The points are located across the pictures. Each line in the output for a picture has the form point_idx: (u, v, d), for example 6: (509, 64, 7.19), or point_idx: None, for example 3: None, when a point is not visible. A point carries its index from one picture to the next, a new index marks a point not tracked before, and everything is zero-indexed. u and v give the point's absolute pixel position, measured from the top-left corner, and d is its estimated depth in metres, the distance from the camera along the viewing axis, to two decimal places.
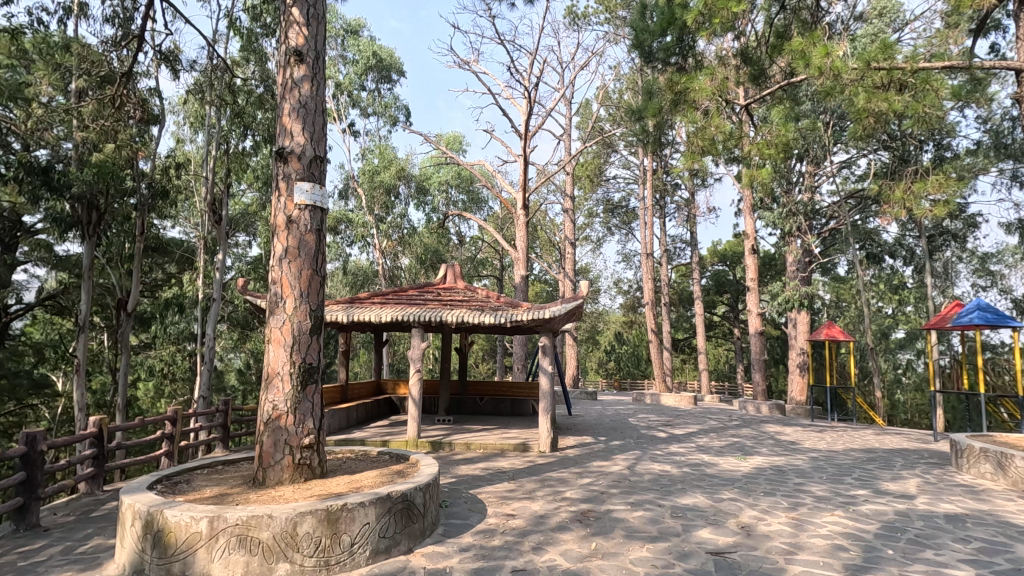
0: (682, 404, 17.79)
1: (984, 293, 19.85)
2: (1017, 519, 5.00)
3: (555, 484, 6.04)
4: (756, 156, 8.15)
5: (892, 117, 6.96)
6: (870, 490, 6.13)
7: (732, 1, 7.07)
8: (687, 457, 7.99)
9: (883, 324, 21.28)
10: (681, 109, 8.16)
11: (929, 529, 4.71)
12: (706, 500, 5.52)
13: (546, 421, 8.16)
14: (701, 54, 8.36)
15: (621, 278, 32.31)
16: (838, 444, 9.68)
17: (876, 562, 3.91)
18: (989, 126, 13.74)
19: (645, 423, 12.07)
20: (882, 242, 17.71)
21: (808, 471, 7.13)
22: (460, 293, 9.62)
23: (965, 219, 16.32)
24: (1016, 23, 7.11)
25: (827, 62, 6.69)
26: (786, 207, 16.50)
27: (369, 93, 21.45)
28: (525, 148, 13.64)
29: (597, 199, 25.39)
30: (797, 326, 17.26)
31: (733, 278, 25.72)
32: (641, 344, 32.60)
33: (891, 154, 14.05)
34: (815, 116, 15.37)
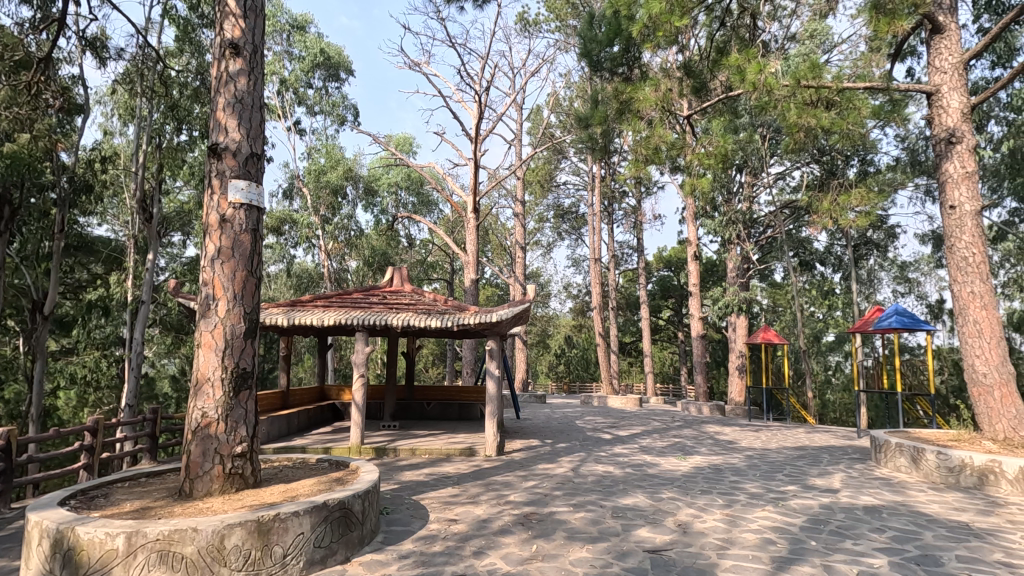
0: (629, 405, 18.22)
1: (903, 298, 21.32)
2: (926, 509, 5.39)
3: (499, 488, 6.04)
4: (698, 166, 8.44)
5: (820, 133, 7.42)
6: (799, 485, 6.46)
7: (675, 15, 7.29)
8: (630, 458, 8.17)
9: (815, 328, 22.50)
10: (626, 118, 8.44)
11: (849, 520, 5.01)
12: (646, 500, 5.66)
13: (492, 424, 8.14)
14: (647, 65, 8.62)
15: (570, 283, 32.80)
16: (772, 442, 10.17)
17: (801, 554, 4.10)
18: (907, 143, 14.77)
19: (592, 425, 12.28)
20: (814, 249, 18.79)
21: (743, 469, 7.44)
22: (407, 296, 9.45)
23: (886, 230, 17.51)
24: (929, 50, 7.68)
25: (761, 78, 7.02)
26: (726, 216, 17.25)
27: (315, 91, 20.91)
28: (476, 151, 13.63)
29: (547, 205, 25.65)
30: (736, 330, 17.98)
31: (678, 284, 26.61)
32: (590, 347, 33.21)
33: (821, 168, 14.90)
34: (753, 129, 16.15)
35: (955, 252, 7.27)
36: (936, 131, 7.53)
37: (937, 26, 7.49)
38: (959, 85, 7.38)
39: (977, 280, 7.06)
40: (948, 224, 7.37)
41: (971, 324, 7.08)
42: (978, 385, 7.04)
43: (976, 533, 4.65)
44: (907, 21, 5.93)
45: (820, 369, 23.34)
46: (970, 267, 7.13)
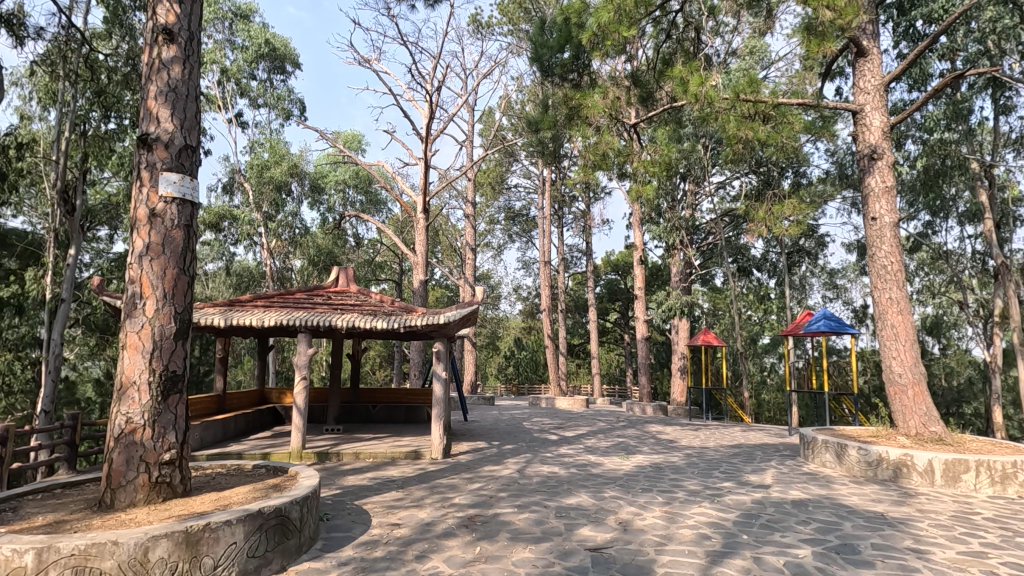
0: (576, 407, 18.49)
1: (831, 304, 22.66)
2: (847, 501, 5.74)
3: (444, 491, 5.99)
4: (643, 173, 8.67)
5: (757, 145, 7.82)
6: (734, 482, 6.75)
7: (623, 26, 7.46)
8: (576, 458, 8.29)
9: (751, 331, 23.62)
10: (575, 124, 8.60)
11: (778, 514, 5.28)
12: (589, 499, 5.76)
13: (438, 426, 8.07)
14: (595, 73, 8.78)
15: (520, 285, 33.02)
16: (710, 441, 10.58)
17: (733, 548, 4.28)
18: (836, 158, 15.72)
19: (539, 426, 12.38)
20: (751, 256, 19.72)
21: (683, 467, 7.70)
22: (352, 297, 9.23)
23: (817, 239, 18.59)
24: (856, 72, 8.19)
25: (702, 90, 7.26)
26: (670, 222, 17.80)
27: (259, 83, 20.15)
28: (426, 151, 13.47)
29: (498, 207, 25.71)
30: (679, 332, 18.54)
31: (625, 287, 27.29)
32: (538, 349, 33.54)
33: (759, 178, 15.62)
34: (696, 139, 16.78)
35: (876, 260, 7.80)
36: (860, 148, 8.06)
37: (861, 50, 8.02)
38: (880, 106, 7.93)
39: (895, 287, 7.60)
40: (871, 234, 7.88)
41: (889, 328, 7.61)
42: (895, 385, 7.57)
43: (889, 522, 5.00)
44: (835, 44, 6.30)
45: (756, 370, 24.51)
46: (888, 274, 7.67)
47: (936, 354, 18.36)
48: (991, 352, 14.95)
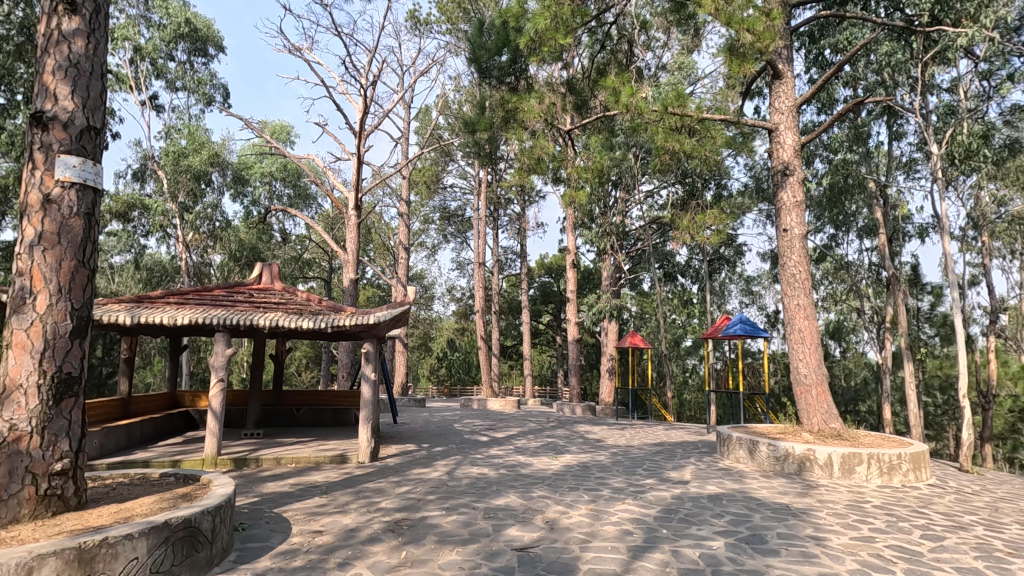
0: (507, 408, 18.59)
1: (747, 309, 24.13)
2: (757, 494, 6.13)
3: (370, 495, 5.84)
4: (576, 179, 8.86)
5: (682, 157, 8.20)
6: (655, 478, 7.03)
7: (560, 33, 7.59)
8: (505, 459, 8.33)
9: (675, 334, 24.74)
10: (511, 127, 8.68)
11: (695, 508, 5.55)
12: (518, 499, 5.81)
13: (366, 430, 7.87)
14: (532, 77, 8.92)
15: (454, 286, 32.82)
16: (635, 439, 10.95)
17: (653, 542, 4.46)
18: (753, 172, 16.77)
19: (470, 428, 12.35)
20: (676, 263, 20.64)
21: (608, 466, 7.93)
22: (276, 295, 8.81)
23: (735, 247, 19.76)
24: (773, 92, 8.76)
25: (632, 102, 7.56)
26: (602, 228, 18.32)
27: (177, 65, 18.84)
28: (359, 146, 13.10)
29: (433, 206, 25.45)
30: (608, 334, 18.98)
31: (557, 290, 27.80)
32: (471, 351, 33.49)
33: (685, 188, 16.38)
34: (627, 149, 17.37)
35: (786, 269, 8.38)
36: (774, 164, 8.64)
37: (777, 72, 8.59)
38: (792, 126, 8.55)
39: (802, 294, 8.20)
40: (783, 245, 8.44)
41: (797, 332, 8.20)
42: (801, 385, 8.16)
43: (793, 512, 5.38)
44: (754, 66, 6.71)
45: (678, 372, 25.68)
46: (797, 282, 8.26)
47: (837, 356, 19.97)
48: (882, 354, 16.47)
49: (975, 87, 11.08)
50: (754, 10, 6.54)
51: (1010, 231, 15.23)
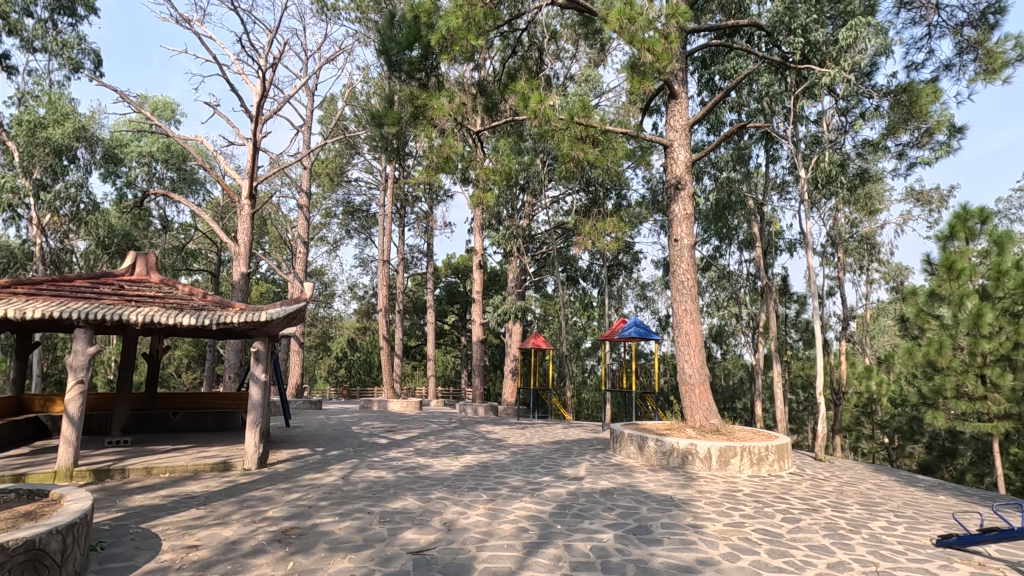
0: (408, 409, 18.26)
1: (642, 313, 25.60)
2: (645, 487, 6.51)
3: (255, 505, 5.47)
4: (485, 181, 8.92)
5: (586, 165, 8.51)
6: (552, 476, 7.24)
7: (472, 34, 7.60)
8: (404, 461, 8.17)
9: (576, 336, 25.69)
10: (420, 123, 8.55)
11: (588, 503, 5.78)
12: (416, 502, 5.72)
13: (252, 434, 7.35)
14: (443, 75, 8.86)
15: (356, 284, 31.71)
16: (534, 438, 11.20)
17: (548, 538, 4.58)
18: (650, 185, 17.83)
19: (369, 430, 11.98)
20: (578, 267, 21.42)
21: (507, 464, 8.04)
22: (151, 288, 7.98)
23: (633, 254, 20.92)
24: (669, 110, 9.37)
25: (540, 108, 7.81)
26: (509, 230, 18.60)
27: (36, 23, 16.51)
28: (256, 132, 12.26)
29: (336, 200, 24.40)
30: (512, 336, 19.29)
31: (463, 290, 27.81)
32: (373, 351, 32.54)
33: (589, 196, 17.05)
34: (535, 154, 17.74)
35: (676, 276, 8.99)
36: (668, 178, 9.25)
37: (673, 93, 9.20)
38: (684, 143, 9.20)
39: (689, 299, 8.85)
40: (674, 253, 9.04)
41: (684, 335, 8.82)
42: (686, 384, 8.78)
43: (676, 503, 5.78)
44: (653, 85, 7.13)
45: (578, 372, 26.68)
46: (685, 288, 8.90)
47: (718, 358, 21.78)
48: (756, 356, 18.20)
49: (835, 122, 12.55)
50: (654, 31, 6.94)
51: (859, 249, 17.46)
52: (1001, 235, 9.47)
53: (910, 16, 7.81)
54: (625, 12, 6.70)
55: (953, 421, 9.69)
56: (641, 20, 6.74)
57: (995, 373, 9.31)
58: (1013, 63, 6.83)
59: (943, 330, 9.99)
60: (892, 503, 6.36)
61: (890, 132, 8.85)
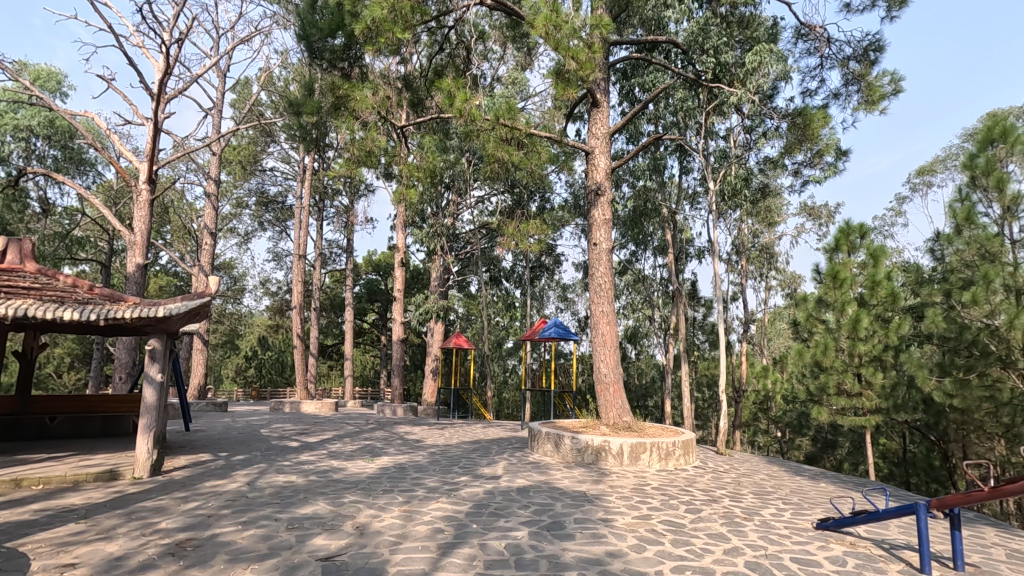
0: (323, 411, 17.61)
1: (562, 313, 26.22)
2: (560, 484, 6.67)
3: (146, 516, 5.04)
4: (408, 177, 8.75)
5: (511, 167, 8.58)
6: (469, 475, 7.25)
7: (398, 27, 7.44)
8: (316, 464, 7.85)
9: (498, 336, 25.87)
10: (341, 114, 8.26)
11: (505, 501, 5.84)
12: (327, 506, 5.51)
13: (144, 441, 6.76)
14: (367, 67, 8.61)
15: (269, 279, 30.07)
16: (453, 438, 11.15)
17: (463, 537, 4.57)
18: (573, 189, 18.32)
19: (279, 433, 11.41)
20: (501, 267, 21.59)
21: (425, 465, 7.95)
22: (25, 278, 7.14)
23: (555, 257, 21.40)
24: (592, 119, 9.66)
25: (465, 107, 7.80)
26: (432, 228, 18.37)
27: None
28: (157, 112, 11.31)
29: (248, 189, 23.00)
30: (433, 335, 19.07)
31: (384, 288, 27.19)
32: (286, 350, 31.03)
33: (513, 197, 17.24)
34: (461, 153, 17.66)
35: (594, 279, 9.29)
36: (589, 184, 9.54)
37: (595, 101, 9.52)
38: (604, 151, 9.51)
39: (606, 301, 9.18)
40: (593, 256, 9.32)
41: (600, 336, 9.13)
42: (601, 383, 9.08)
43: (589, 498, 5.97)
44: (576, 92, 7.36)
45: (499, 372, 26.90)
46: (602, 291, 9.23)
47: (632, 358, 22.70)
48: (666, 357, 19.18)
49: (741, 138, 13.50)
50: (578, 40, 7.09)
51: (760, 258, 18.90)
52: (876, 248, 10.61)
53: (805, 47, 8.57)
54: (551, 19, 6.83)
55: (834, 416, 10.68)
56: (566, 27, 6.88)
57: (869, 372, 10.38)
58: (889, 96, 7.68)
59: (828, 333, 11.01)
60: (780, 491, 6.93)
61: (787, 151, 9.65)
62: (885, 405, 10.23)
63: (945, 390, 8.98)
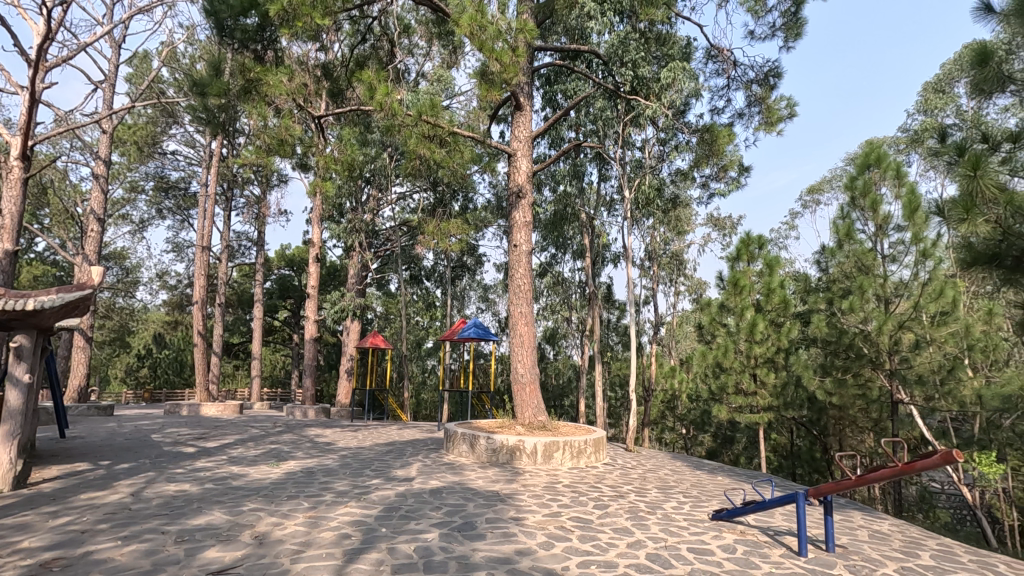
0: (225, 413, 16.50)
1: (483, 314, 26.27)
2: (473, 485, 6.65)
3: (4, 535, 4.45)
4: (326, 170, 8.39)
5: (432, 165, 8.45)
6: (381, 478, 7.06)
7: (317, 12, 7.15)
8: (213, 471, 7.33)
9: (417, 336, 25.54)
10: (251, 99, 7.74)
11: (416, 503, 5.73)
12: (224, 516, 5.16)
13: (6, 449, 5.96)
14: (283, 51, 8.17)
15: (167, 271, 27.76)
16: (366, 441, 10.82)
17: (371, 542, 4.44)
18: (496, 191, 18.41)
19: (173, 438, 10.53)
20: (422, 266, 21.36)
21: (334, 469, 7.66)
22: None
23: (476, 257, 21.45)
24: (517, 123, 9.74)
25: (387, 101, 7.62)
26: (351, 224, 17.94)
27: None
28: (35, 81, 10.06)
29: (144, 172, 21.08)
30: (349, 334, 18.44)
31: (298, 284, 25.97)
32: (186, 349, 28.83)
33: (436, 196, 17.08)
34: (382, 148, 17.24)
35: (514, 281, 9.37)
36: (511, 187, 9.61)
37: (519, 104, 9.61)
38: (526, 154, 9.64)
39: (524, 303, 9.29)
40: (514, 257, 9.40)
41: (518, 337, 9.22)
42: (518, 383, 9.17)
43: (501, 498, 6.01)
44: (500, 95, 7.37)
45: (417, 372, 26.54)
46: (521, 292, 9.33)
47: (550, 358, 23.18)
48: (583, 357, 19.73)
49: (655, 150, 14.16)
50: (503, 42, 7.10)
51: (670, 264, 19.96)
52: (771, 258, 11.51)
53: (715, 67, 9.16)
54: (476, 19, 6.80)
55: (732, 413, 11.45)
56: (491, 29, 6.88)
57: (763, 373, 11.23)
58: (785, 119, 8.39)
59: (729, 336, 11.79)
60: (682, 485, 7.33)
61: (696, 164, 10.26)
62: (776, 403, 11.12)
63: (826, 389, 9.98)
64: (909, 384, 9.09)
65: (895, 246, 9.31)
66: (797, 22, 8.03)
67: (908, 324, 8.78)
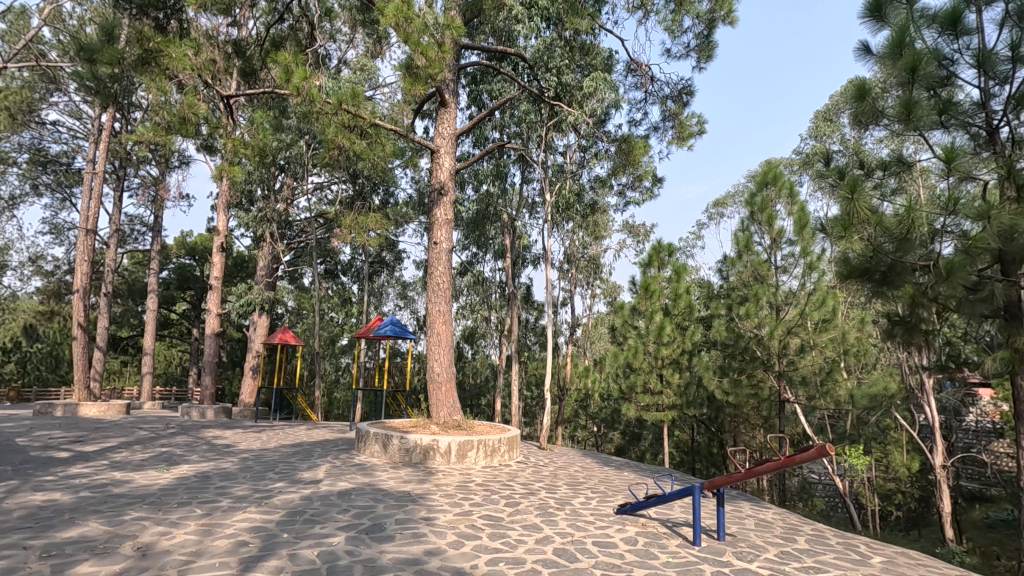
0: (110, 414, 15.00)
1: (401, 311, 25.75)
2: (385, 486, 6.50)
3: None
4: (234, 154, 7.85)
5: (351, 156, 8.15)
6: (285, 481, 6.73)
7: None
8: (91, 477, 6.64)
9: (331, 333, 24.59)
10: (149, 71, 7.09)
11: (322, 506, 5.52)
12: (101, 527, 4.68)
13: None
14: (190, 23, 7.56)
15: (42, 256, 24.78)
16: (270, 442, 10.25)
17: (270, 549, 4.22)
18: (418, 187, 18.10)
19: (43, 441, 9.42)
20: (338, 260, 20.59)
21: (233, 472, 7.20)
22: None
23: (396, 253, 21.00)
24: (441, 119, 9.63)
25: (304, 85, 7.28)
26: (262, 212, 16.97)
27: None
28: None
29: (16, 143, 18.70)
30: (257, 329, 17.45)
31: (200, 274, 24.11)
32: (63, 342, 25.89)
33: (355, 188, 16.53)
34: (298, 135, 16.43)
35: (432, 279, 9.25)
36: (433, 183, 9.50)
37: (444, 101, 9.52)
38: (450, 152, 9.57)
39: (442, 301, 9.21)
40: (434, 254, 9.29)
41: (435, 335, 9.11)
42: (434, 382, 9.07)
43: (412, 498, 5.92)
44: (424, 89, 7.22)
45: (330, 370, 25.54)
46: (440, 291, 9.23)
47: (468, 358, 23.14)
48: (502, 357, 19.88)
49: (576, 156, 14.56)
50: (429, 36, 7.02)
51: (588, 267, 20.56)
52: (679, 265, 12.22)
53: (634, 81, 9.57)
54: (401, 11, 6.66)
55: (640, 411, 11.98)
56: (417, 22, 6.77)
57: (668, 373, 11.86)
58: (695, 136, 8.93)
59: (640, 338, 12.34)
60: (590, 481, 7.58)
61: (613, 171, 10.67)
62: (680, 401, 11.78)
63: (724, 389, 10.73)
64: (794, 384, 9.93)
65: (787, 258, 10.17)
66: (708, 45, 8.58)
67: (795, 329, 9.62)
